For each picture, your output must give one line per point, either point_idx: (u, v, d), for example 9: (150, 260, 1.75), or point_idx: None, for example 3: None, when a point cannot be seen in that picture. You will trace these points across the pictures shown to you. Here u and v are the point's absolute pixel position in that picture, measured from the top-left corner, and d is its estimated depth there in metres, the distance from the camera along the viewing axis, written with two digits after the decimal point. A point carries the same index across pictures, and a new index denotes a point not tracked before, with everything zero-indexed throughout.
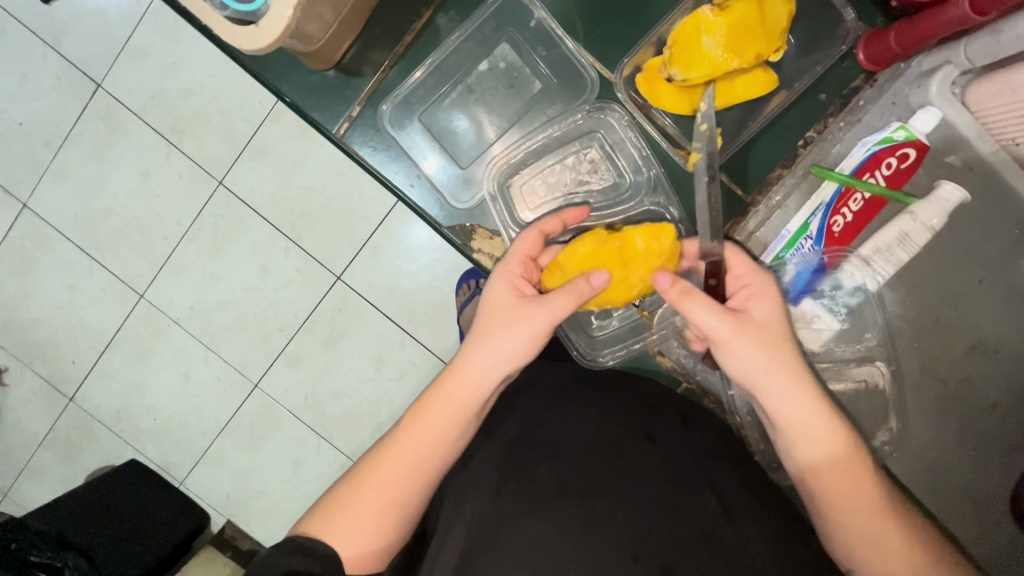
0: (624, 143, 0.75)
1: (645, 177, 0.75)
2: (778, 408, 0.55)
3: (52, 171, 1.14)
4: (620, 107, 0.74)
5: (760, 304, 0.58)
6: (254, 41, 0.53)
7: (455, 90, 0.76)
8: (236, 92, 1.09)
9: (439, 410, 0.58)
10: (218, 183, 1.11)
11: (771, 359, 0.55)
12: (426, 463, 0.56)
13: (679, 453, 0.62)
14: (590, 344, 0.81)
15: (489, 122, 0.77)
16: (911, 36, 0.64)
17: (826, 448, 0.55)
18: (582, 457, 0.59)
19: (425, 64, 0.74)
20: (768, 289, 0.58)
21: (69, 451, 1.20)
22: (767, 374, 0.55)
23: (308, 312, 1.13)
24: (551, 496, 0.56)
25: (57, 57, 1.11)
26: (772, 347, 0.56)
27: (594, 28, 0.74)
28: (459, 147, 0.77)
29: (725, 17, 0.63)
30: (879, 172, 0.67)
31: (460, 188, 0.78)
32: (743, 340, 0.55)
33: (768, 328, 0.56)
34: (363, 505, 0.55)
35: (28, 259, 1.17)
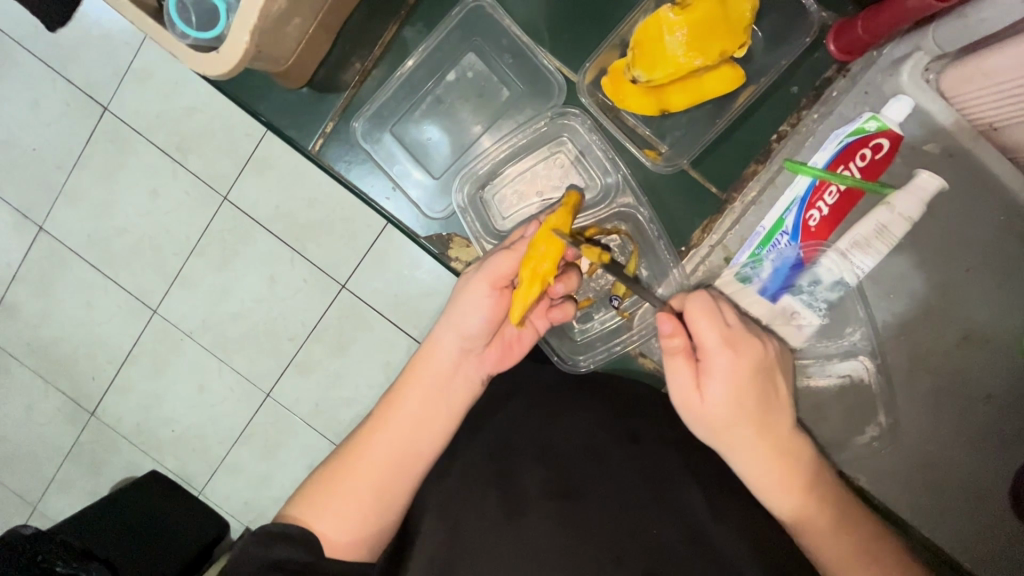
0: (590, 147, 0.75)
1: (613, 179, 0.75)
2: (738, 465, 0.58)
3: (66, 194, 1.18)
4: (582, 111, 0.74)
5: (720, 379, 0.56)
6: (217, 67, 0.54)
7: (425, 101, 0.77)
8: (236, 107, 1.12)
9: (421, 391, 0.63)
10: (223, 199, 1.14)
11: (732, 422, 0.57)
12: (407, 451, 0.61)
13: (665, 454, 0.63)
14: (572, 348, 0.81)
15: (459, 131, 0.79)
16: (878, 24, 0.63)
17: (790, 501, 0.57)
18: (563, 461, 0.60)
19: (393, 77, 0.75)
20: (732, 362, 0.56)
21: (94, 464, 1.24)
22: (729, 434, 0.57)
23: (316, 320, 1.15)
24: (536, 500, 0.56)
25: (65, 83, 1.15)
26: (740, 414, 0.57)
27: (561, 33, 0.75)
28: (432, 158, 0.79)
29: (686, 17, 0.65)
30: (852, 163, 0.65)
31: (435, 198, 0.79)
32: (709, 402, 0.57)
33: (722, 404, 0.56)
34: (350, 489, 0.59)
35: (46, 279, 1.21)
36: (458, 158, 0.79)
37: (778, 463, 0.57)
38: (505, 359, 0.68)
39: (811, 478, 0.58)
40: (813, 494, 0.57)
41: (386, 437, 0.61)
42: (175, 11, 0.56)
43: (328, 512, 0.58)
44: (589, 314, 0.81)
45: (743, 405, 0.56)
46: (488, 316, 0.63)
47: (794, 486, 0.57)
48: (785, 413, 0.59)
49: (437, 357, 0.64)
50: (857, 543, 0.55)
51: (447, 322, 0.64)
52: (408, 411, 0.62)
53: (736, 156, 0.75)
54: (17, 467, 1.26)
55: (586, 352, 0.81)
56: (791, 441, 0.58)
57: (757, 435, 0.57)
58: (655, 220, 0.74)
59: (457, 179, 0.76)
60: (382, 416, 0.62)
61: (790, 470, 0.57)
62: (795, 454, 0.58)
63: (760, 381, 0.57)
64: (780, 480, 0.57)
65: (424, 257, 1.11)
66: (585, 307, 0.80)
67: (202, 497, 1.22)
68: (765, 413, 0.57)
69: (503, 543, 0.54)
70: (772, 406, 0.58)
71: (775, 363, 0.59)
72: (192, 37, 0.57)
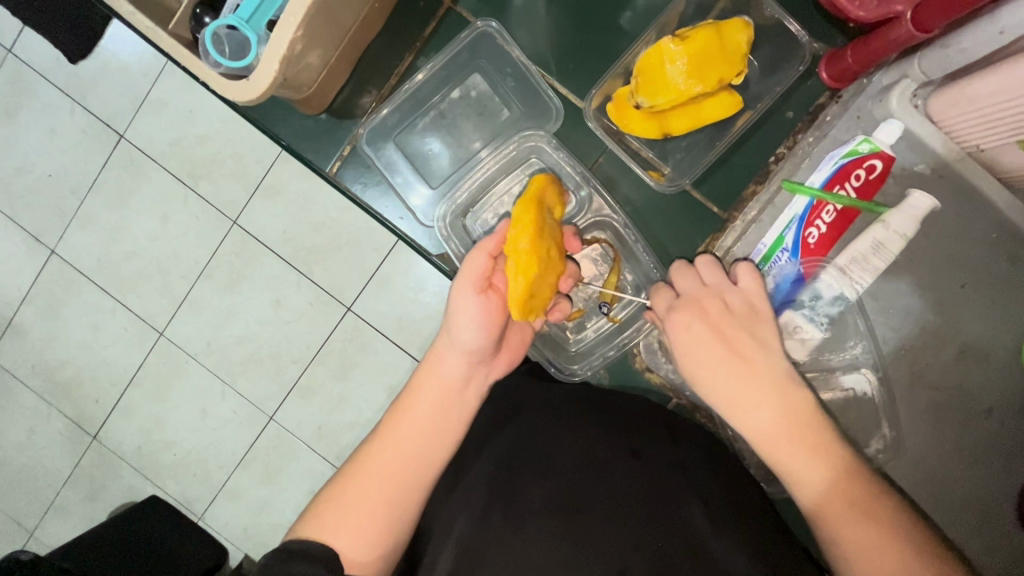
0: (559, 165, 0.80)
1: (581, 195, 0.80)
2: (727, 413, 0.62)
3: (78, 219, 1.22)
4: (541, 131, 0.78)
5: (680, 335, 0.66)
6: (247, 93, 0.57)
7: (429, 115, 0.81)
8: (249, 135, 1.15)
9: (427, 404, 0.64)
10: (233, 223, 1.17)
11: (706, 367, 0.63)
12: (418, 462, 0.62)
13: (668, 470, 0.63)
14: (567, 357, 0.84)
15: (459, 145, 0.83)
16: (865, 54, 0.67)
17: (782, 447, 0.58)
18: (569, 475, 0.60)
19: (402, 90, 0.78)
20: (682, 318, 0.67)
21: (93, 489, 1.25)
22: (706, 382, 0.63)
23: (320, 343, 1.17)
24: (538, 514, 0.56)
25: (83, 112, 1.19)
26: (706, 360, 0.64)
27: (567, 63, 0.79)
28: (431, 168, 0.83)
29: (685, 47, 0.69)
30: (848, 184, 0.67)
31: (432, 207, 0.83)
32: (683, 356, 0.66)
33: (689, 355, 0.65)
34: (364, 505, 0.59)
35: (55, 302, 1.23)
36: (458, 169, 0.83)
37: (762, 407, 0.59)
38: (511, 362, 0.73)
39: (803, 423, 0.58)
40: (811, 447, 0.57)
41: (393, 448, 0.62)
42: (210, 42, 0.57)
43: (343, 527, 0.58)
44: (582, 324, 0.85)
45: (709, 351, 0.64)
46: (480, 323, 0.65)
47: (786, 431, 0.58)
48: (763, 360, 0.62)
49: (443, 372, 0.66)
50: (848, 499, 0.53)
51: (454, 328, 0.66)
52: (415, 422, 0.63)
53: (737, 176, 0.78)
54: (17, 491, 1.26)
55: (584, 359, 0.84)
56: (782, 386, 0.60)
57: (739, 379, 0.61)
58: (629, 223, 0.79)
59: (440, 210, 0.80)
60: (391, 428, 0.63)
61: (780, 414, 0.59)
62: (785, 397, 0.60)
63: (725, 332, 0.64)
64: (766, 423, 0.59)
65: (428, 280, 1.14)
66: (577, 317, 0.84)
67: (201, 523, 1.22)
68: (734, 358, 0.62)
69: (508, 558, 0.54)
70: (742, 353, 0.63)
71: (736, 316, 0.65)
72: (225, 65, 0.58)
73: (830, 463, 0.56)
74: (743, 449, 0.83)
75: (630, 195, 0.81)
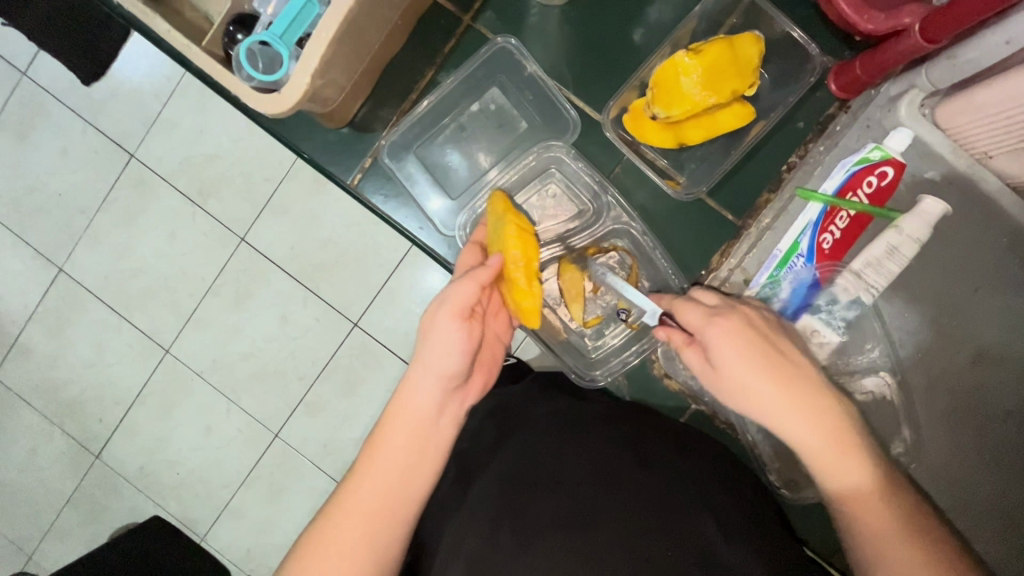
0: (578, 174, 0.81)
1: (603, 202, 0.81)
2: (781, 432, 0.55)
3: (86, 238, 1.22)
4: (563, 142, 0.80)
5: (723, 349, 0.57)
6: (278, 105, 0.58)
7: (449, 128, 0.83)
8: (258, 152, 1.15)
9: (403, 435, 0.63)
10: (240, 240, 1.17)
11: (757, 383, 0.55)
12: (397, 494, 0.61)
13: (676, 482, 0.62)
14: (587, 364, 0.85)
15: (477, 158, 0.85)
16: (875, 65, 0.69)
17: (838, 466, 0.53)
18: (579, 489, 0.60)
19: (422, 105, 0.79)
20: (725, 329, 0.58)
21: (95, 510, 1.24)
22: (759, 399, 0.56)
23: (327, 360, 1.17)
24: (548, 531, 0.56)
25: (94, 132, 1.20)
26: (756, 377, 0.56)
27: (583, 77, 0.81)
28: (451, 180, 0.85)
29: (699, 59, 0.71)
30: (861, 190, 0.68)
31: (450, 217, 0.85)
32: (729, 371, 0.57)
33: (736, 372, 0.56)
34: (341, 546, 0.58)
35: (62, 321, 1.24)
36: (476, 180, 0.85)
37: (818, 428, 0.54)
38: (486, 379, 0.74)
39: (856, 438, 0.54)
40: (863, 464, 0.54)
41: (370, 484, 0.61)
42: (244, 57, 0.59)
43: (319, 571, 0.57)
44: (601, 331, 0.85)
45: (760, 366, 0.56)
46: (460, 349, 0.65)
47: (842, 451, 0.54)
48: (808, 371, 0.57)
49: (417, 401, 0.64)
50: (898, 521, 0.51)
51: (427, 359, 0.65)
52: (391, 455, 0.62)
53: (750, 184, 0.81)
54: (20, 511, 1.27)
55: (603, 365, 0.84)
56: (827, 405, 0.55)
57: (793, 398, 0.55)
58: (647, 233, 0.80)
59: (460, 218, 0.81)
60: (369, 462, 0.62)
61: (835, 431, 0.54)
62: (837, 417, 0.54)
63: (767, 343, 0.58)
64: (826, 442, 0.53)
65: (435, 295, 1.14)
66: (596, 324, 0.84)
67: (203, 544, 1.22)
68: (785, 373, 0.56)
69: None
70: (788, 365, 0.56)
71: (768, 324, 0.60)
72: (257, 79, 0.60)
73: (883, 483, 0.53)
74: (765, 455, 0.84)
75: (645, 204, 0.83)
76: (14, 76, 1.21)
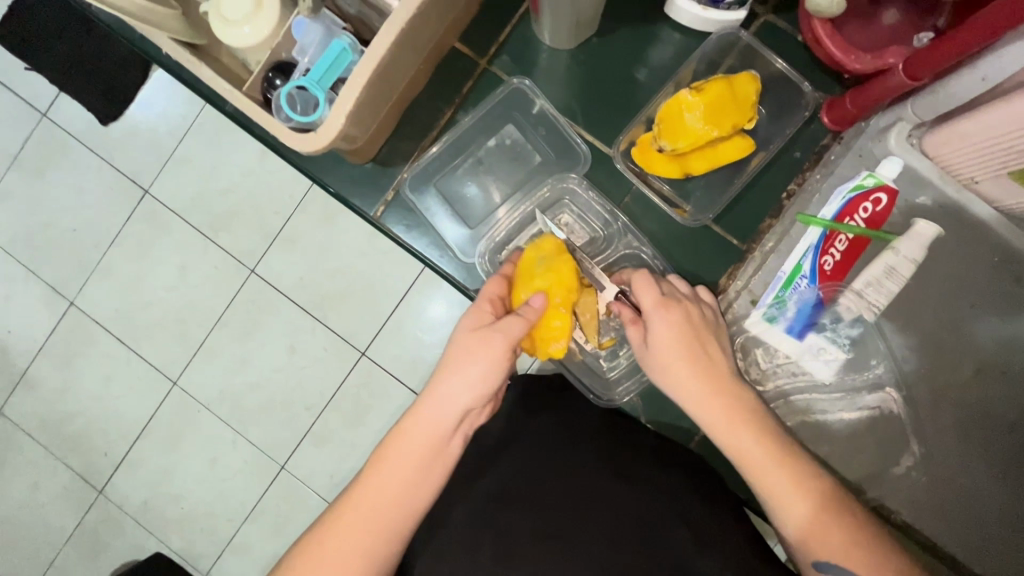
0: (591, 203, 0.86)
1: (616, 230, 0.86)
2: (693, 406, 0.64)
3: (98, 272, 1.25)
4: (577, 175, 0.85)
5: (659, 330, 0.67)
6: (312, 144, 0.63)
7: (467, 162, 0.89)
8: (269, 187, 1.19)
9: (410, 450, 0.64)
10: (250, 272, 1.20)
11: (681, 362, 0.65)
12: (396, 508, 0.62)
13: (654, 494, 0.67)
14: (604, 385, 0.89)
15: (494, 190, 0.90)
16: (863, 99, 0.74)
17: (743, 437, 0.61)
18: (558, 503, 0.65)
19: (431, 150, 0.86)
20: (664, 315, 0.68)
21: (98, 546, 1.24)
22: (680, 376, 0.65)
23: (334, 389, 1.19)
24: (529, 546, 0.62)
25: (111, 170, 1.24)
26: (680, 357, 0.66)
27: (592, 113, 0.87)
28: (469, 210, 0.90)
29: (701, 97, 0.76)
30: (857, 215, 0.72)
31: (468, 245, 0.89)
32: (659, 349, 0.67)
33: (665, 350, 0.66)
34: (339, 552, 0.60)
35: (72, 353, 1.26)
36: (493, 211, 0.90)
37: (726, 404, 0.63)
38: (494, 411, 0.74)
39: (763, 419, 0.63)
40: (769, 440, 0.61)
41: (372, 493, 0.62)
42: (285, 99, 0.65)
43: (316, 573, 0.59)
44: (615, 352, 0.89)
45: (685, 347, 0.66)
46: (485, 377, 0.66)
47: (749, 425, 0.62)
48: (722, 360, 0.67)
49: (427, 418, 0.65)
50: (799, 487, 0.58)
51: (447, 380, 0.66)
52: (395, 468, 0.63)
53: (758, 209, 0.84)
54: (23, 545, 1.27)
55: (619, 386, 0.88)
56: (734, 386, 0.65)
57: (707, 378, 0.65)
58: (658, 257, 0.83)
59: (481, 245, 0.86)
60: (374, 470, 0.64)
61: (743, 411, 0.63)
62: (744, 397, 0.64)
63: (696, 331, 0.67)
64: (733, 416, 0.62)
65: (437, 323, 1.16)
66: (610, 346, 0.87)
67: None
68: (703, 356, 0.66)
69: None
70: (708, 351, 0.66)
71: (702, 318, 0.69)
72: (295, 120, 0.65)
73: (788, 456, 0.60)
74: None
75: (654, 231, 0.87)
76: (34, 117, 1.24)
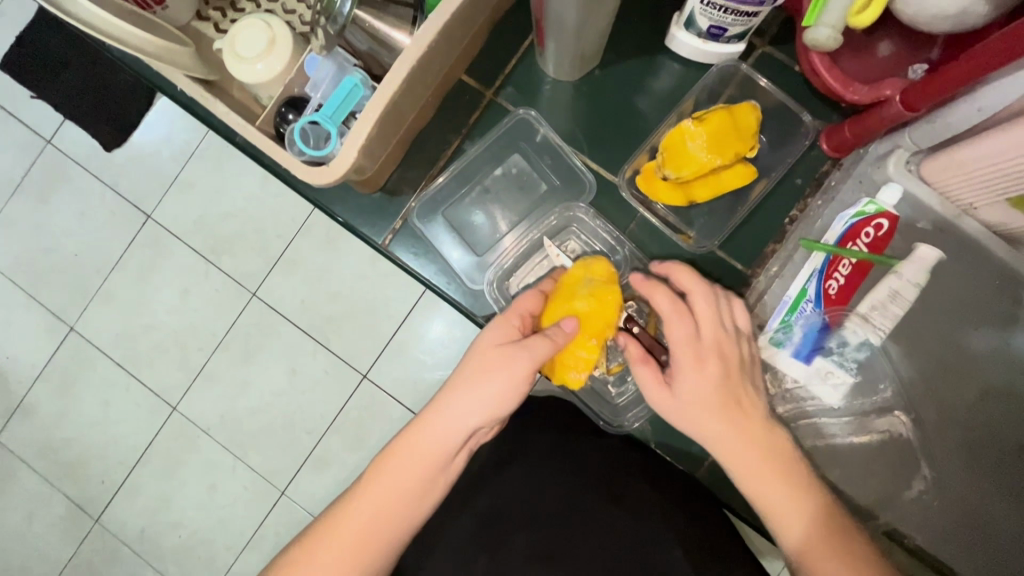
0: (598, 230, 0.87)
1: (622, 256, 0.87)
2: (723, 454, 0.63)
3: (99, 297, 1.25)
4: (586, 204, 0.86)
5: (686, 377, 0.64)
6: (325, 176, 0.64)
7: (474, 191, 0.91)
8: (272, 212, 1.19)
9: (417, 460, 0.63)
10: (252, 296, 1.20)
11: (709, 411, 0.63)
12: (391, 516, 0.62)
13: (640, 513, 0.70)
14: (614, 411, 0.89)
15: (499, 217, 0.91)
16: (862, 127, 0.77)
17: (774, 490, 0.61)
18: (548, 525, 0.70)
19: (439, 177, 0.88)
20: (693, 361, 0.64)
21: (95, 575, 1.22)
22: (707, 425, 0.63)
23: (336, 413, 1.18)
24: (521, 563, 0.68)
25: (114, 195, 1.24)
26: (708, 406, 0.63)
27: (595, 142, 0.89)
28: (476, 238, 0.91)
29: (703, 127, 0.78)
30: (859, 240, 0.73)
31: (475, 271, 0.90)
32: (683, 397, 0.64)
33: (693, 398, 0.64)
34: (333, 553, 0.60)
35: (72, 379, 1.25)
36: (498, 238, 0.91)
37: (760, 455, 0.62)
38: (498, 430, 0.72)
39: (796, 470, 0.62)
40: (800, 492, 0.60)
41: (370, 499, 0.62)
42: (297, 133, 0.67)
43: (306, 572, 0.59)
44: (622, 377, 0.88)
45: (714, 396, 0.63)
46: (500, 397, 0.64)
47: (782, 479, 0.61)
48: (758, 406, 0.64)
49: (439, 430, 0.64)
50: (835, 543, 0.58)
51: (466, 394, 0.64)
52: (398, 476, 0.63)
53: (760, 235, 0.86)
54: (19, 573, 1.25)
55: (628, 412, 0.88)
56: (769, 434, 0.63)
57: (738, 426, 0.63)
58: None
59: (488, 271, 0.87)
60: (377, 475, 0.63)
61: (776, 462, 0.62)
62: (777, 447, 0.63)
63: (731, 376, 0.65)
64: (762, 467, 0.61)
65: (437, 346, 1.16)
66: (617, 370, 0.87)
67: None
68: (737, 404, 0.63)
69: None
70: (743, 399, 0.64)
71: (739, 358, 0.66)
72: (307, 153, 0.66)
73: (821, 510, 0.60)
74: None
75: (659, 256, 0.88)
76: (39, 144, 1.26)
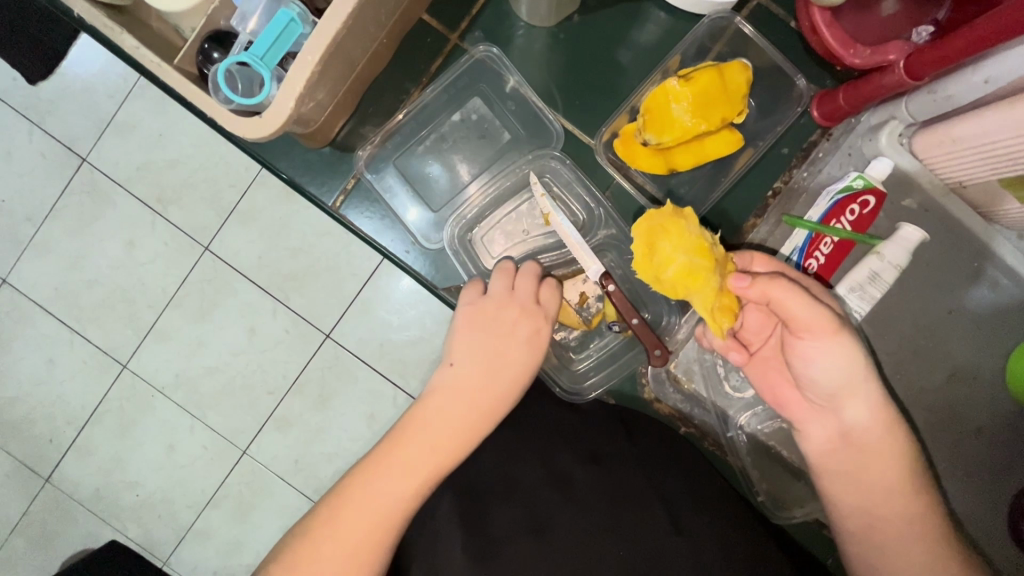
0: (571, 182, 0.81)
1: (598, 214, 0.81)
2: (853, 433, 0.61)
3: (32, 247, 1.13)
4: (560, 154, 0.80)
5: (833, 359, 0.59)
6: (258, 130, 0.56)
7: (430, 138, 0.82)
8: (224, 160, 1.08)
9: (417, 442, 0.63)
10: (204, 250, 1.10)
11: (859, 389, 0.60)
12: (400, 497, 0.61)
13: (621, 477, 0.69)
14: (574, 379, 0.85)
15: (459, 168, 0.84)
16: (859, 95, 0.71)
17: (890, 469, 0.60)
18: (529, 497, 0.67)
19: (395, 118, 0.80)
20: (828, 344, 0.58)
21: (46, 536, 1.16)
22: (854, 403, 0.60)
23: (297, 372, 1.11)
24: (516, 536, 0.63)
25: (42, 134, 1.10)
26: (867, 386, 0.59)
27: (574, 99, 0.81)
28: (432, 191, 0.84)
29: (690, 87, 0.72)
30: (844, 217, 0.70)
31: (433, 229, 0.84)
32: (826, 376, 0.60)
33: (843, 380, 0.59)
34: (336, 546, 0.57)
35: (7, 336, 1.14)
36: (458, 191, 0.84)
37: (877, 436, 0.60)
38: None
39: (898, 450, 0.60)
40: (900, 473, 0.60)
41: (374, 485, 0.60)
42: (222, 78, 0.56)
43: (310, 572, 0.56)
44: (586, 343, 0.86)
45: (863, 378, 0.59)
46: (500, 373, 0.69)
47: (889, 458, 0.60)
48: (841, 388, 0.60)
49: (438, 409, 0.65)
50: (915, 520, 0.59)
51: (463, 374, 0.68)
52: (399, 458, 0.62)
53: (741, 207, 0.82)
54: None
55: (587, 380, 0.85)
56: (874, 415, 0.60)
57: (863, 408, 0.60)
58: None
59: (449, 221, 0.81)
60: (372, 462, 0.62)
61: (884, 445, 0.60)
62: (884, 429, 0.60)
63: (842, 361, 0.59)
64: (887, 445, 0.60)
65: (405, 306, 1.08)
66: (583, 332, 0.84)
67: (166, 568, 1.15)
68: (851, 387, 0.60)
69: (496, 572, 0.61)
70: (847, 382, 0.60)
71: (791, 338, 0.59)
72: (236, 102, 0.57)
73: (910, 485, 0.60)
74: (754, 477, 0.87)
75: None
76: None
